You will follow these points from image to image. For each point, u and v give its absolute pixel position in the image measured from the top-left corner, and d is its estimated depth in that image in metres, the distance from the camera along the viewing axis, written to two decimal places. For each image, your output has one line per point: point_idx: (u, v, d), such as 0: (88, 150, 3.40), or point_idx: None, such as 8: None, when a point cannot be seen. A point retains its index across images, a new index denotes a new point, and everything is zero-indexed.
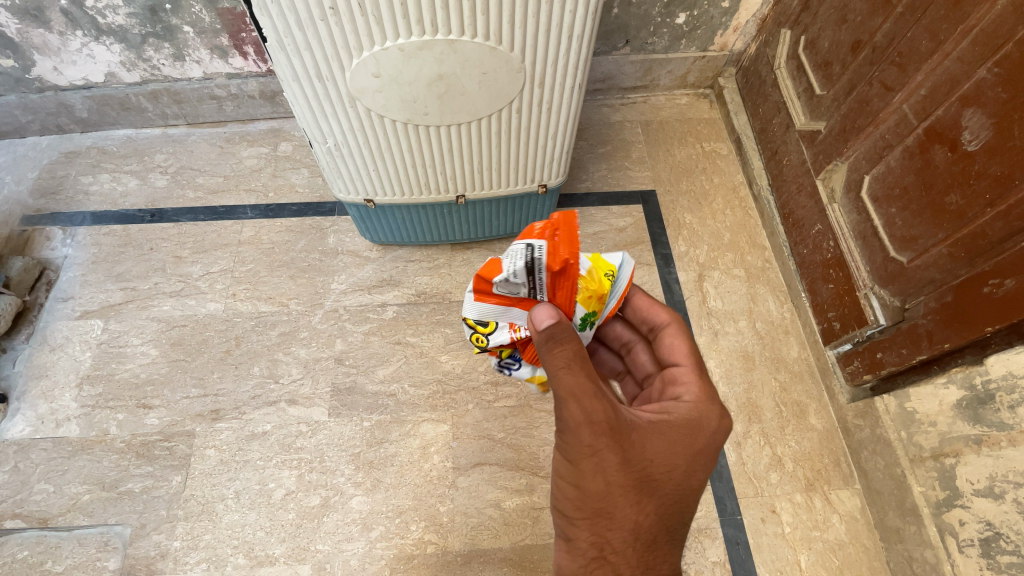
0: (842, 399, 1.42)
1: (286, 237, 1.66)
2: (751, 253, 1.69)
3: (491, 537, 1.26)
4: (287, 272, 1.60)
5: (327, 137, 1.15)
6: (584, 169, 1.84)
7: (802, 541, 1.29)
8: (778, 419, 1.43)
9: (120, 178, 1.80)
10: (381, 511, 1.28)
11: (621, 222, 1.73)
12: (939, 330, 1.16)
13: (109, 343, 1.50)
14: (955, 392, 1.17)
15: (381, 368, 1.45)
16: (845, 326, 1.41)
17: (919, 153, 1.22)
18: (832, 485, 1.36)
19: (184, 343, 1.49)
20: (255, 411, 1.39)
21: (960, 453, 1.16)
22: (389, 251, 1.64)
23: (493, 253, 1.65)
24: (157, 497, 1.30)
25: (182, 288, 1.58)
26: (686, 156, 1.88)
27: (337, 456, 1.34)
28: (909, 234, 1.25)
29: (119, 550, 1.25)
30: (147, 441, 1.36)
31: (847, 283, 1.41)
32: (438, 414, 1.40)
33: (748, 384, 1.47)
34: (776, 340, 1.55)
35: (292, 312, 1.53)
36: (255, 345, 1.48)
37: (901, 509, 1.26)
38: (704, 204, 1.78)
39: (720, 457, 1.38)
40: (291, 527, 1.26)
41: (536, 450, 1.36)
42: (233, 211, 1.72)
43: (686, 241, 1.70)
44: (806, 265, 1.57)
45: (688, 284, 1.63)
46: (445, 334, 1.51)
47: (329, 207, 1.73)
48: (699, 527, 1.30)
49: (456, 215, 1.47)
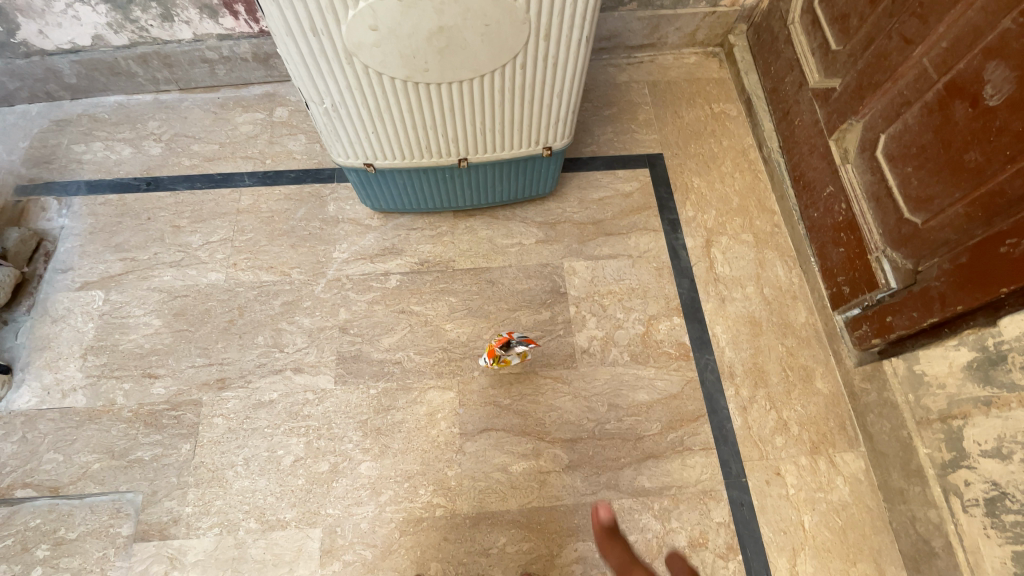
0: (849, 362, 1.42)
1: (285, 205, 1.63)
2: (759, 217, 1.66)
3: (499, 500, 1.28)
4: (288, 241, 1.57)
5: (324, 98, 1.11)
6: (589, 132, 1.78)
7: (806, 502, 1.31)
8: (784, 383, 1.43)
9: (113, 147, 1.76)
10: (390, 476, 1.29)
11: (627, 186, 1.69)
12: (952, 292, 1.14)
13: (111, 314, 1.49)
14: (966, 354, 1.15)
15: (386, 337, 1.44)
16: (854, 290, 1.40)
17: (938, 109, 1.18)
18: (837, 448, 1.36)
19: (186, 313, 1.48)
20: (261, 380, 1.39)
21: (968, 415, 1.15)
22: (390, 219, 1.61)
23: (496, 219, 1.62)
24: (167, 464, 1.31)
25: (182, 258, 1.55)
26: (694, 119, 1.82)
27: (345, 424, 1.34)
28: (924, 194, 1.21)
29: (132, 517, 1.27)
30: (154, 410, 1.36)
31: (858, 246, 1.38)
32: (444, 381, 1.40)
33: (755, 350, 1.47)
34: (784, 305, 1.53)
35: (294, 281, 1.51)
36: (258, 315, 1.47)
37: (905, 471, 1.27)
38: (713, 168, 1.74)
39: (725, 421, 1.38)
40: (300, 492, 1.27)
41: (542, 416, 1.36)
42: (230, 179, 1.68)
43: (694, 205, 1.67)
44: (816, 229, 1.54)
45: (696, 250, 1.60)
46: (449, 303, 1.49)
47: (328, 173, 1.69)
48: (704, 489, 1.31)
49: (459, 181, 1.44)
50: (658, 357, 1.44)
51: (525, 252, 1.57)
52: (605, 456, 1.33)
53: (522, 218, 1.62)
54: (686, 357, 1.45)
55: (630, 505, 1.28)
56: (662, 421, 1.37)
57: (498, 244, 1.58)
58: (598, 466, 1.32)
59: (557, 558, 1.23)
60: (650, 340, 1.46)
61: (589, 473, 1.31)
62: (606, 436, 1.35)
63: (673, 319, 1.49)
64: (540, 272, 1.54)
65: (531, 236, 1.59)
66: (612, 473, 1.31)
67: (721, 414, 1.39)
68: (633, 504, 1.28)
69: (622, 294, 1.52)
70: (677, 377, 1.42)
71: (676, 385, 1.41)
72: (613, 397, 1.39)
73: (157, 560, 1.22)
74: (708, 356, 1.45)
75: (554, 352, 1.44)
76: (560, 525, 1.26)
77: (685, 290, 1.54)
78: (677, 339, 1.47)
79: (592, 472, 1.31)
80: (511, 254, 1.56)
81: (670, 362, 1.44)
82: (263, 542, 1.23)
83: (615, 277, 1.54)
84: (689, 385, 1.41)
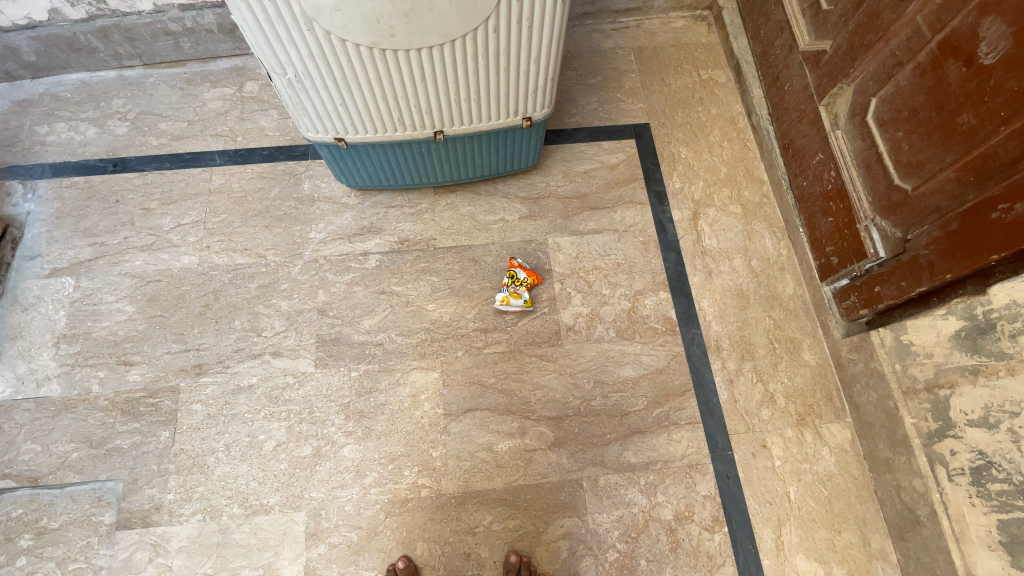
0: (837, 333, 1.41)
1: (259, 184, 1.57)
2: (748, 188, 1.62)
3: (484, 479, 1.27)
4: (262, 222, 1.52)
5: (286, 68, 1.05)
6: (573, 102, 1.72)
7: (792, 473, 1.31)
8: (771, 356, 1.41)
9: (76, 127, 1.68)
10: (374, 459, 1.28)
11: (613, 158, 1.64)
12: (941, 260, 1.12)
13: (83, 301, 1.44)
14: (954, 323, 1.14)
15: (367, 319, 1.41)
16: (843, 260, 1.37)
17: (931, 70, 1.13)
18: (823, 419, 1.36)
19: (160, 299, 1.43)
20: (240, 365, 1.36)
21: (955, 384, 1.14)
22: (368, 197, 1.56)
23: (478, 195, 1.57)
24: (146, 452, 1.28)
25: (154, 242, 1.50)
26: (681, 86, 1.76)
27: (327, 407, 1.32)
28: (915, 159, 1.18)
29: (113, 505, 1.25)
30: (131, 398, 1.33)
31: (847, 215, 1.35)
32: (427, 362, 1.37)
33: (742, 323, 1.45)
34: (772, 277, 1.50)
35: (271, 263, 1.47)
36: (235, 299, 1.43)
37: (891, 441, 1.27)
38: (701, 137, 1.69)
39: (712, 395, 1.37)
40: (284, 476, 1.26)
41: (527, 394, 1.35)
42: (200, 158, 1.62)
43: (681, 176, 1.62)
44: (805, 198, 1.51)
45: (683, 222, 1.56)
46: (431, 282, 1.46)
47: (303, 150, 1.63)
48: (691, 463, 1.30)
49: (437, 155, 1.39)
50: (644, 332, 1.42)
51: (508, 228, 1.53)
52: (592, 433, 1.31)
53: (504, 194, 1.57)
54: (672, 332, 1.43)
55: (616, 481, 1.28)
56: (649, 396, 1.35)
57: (480, 221, 1.53)
58: (584, 443, 1.30)
59: (543, 534, 1.23)
60: (637, 316, 1.44)
61: (575, 450, 1.30)
62: (592, 413, 1.33)
63: (659, 294, 1.47)
64: (523, 249, 1.50)
65: (514, 212, 1.55)
66: (599, 450, 1.30)
67: (707, 388, 1.37)
68: (620, 479, 1.28)
69: (608, 270, 1.49)
70: (663, 352, 1.40)
71: (662, 360, 1.39)
72: (599, 374, 1.37)
73: (140, 547, 1.21)
74: (695, 330, 1.43)
75: (538, 330, 1.41)
76: (546, 502, 1.26)
77: (672, 264, 1.50)
78: (663, 314, 1.44)
79: (578, 449, 1.30)
80: (494, 231, 1.52)
81: (657, 337, 1.42)
82: (247, 527, 1.22)
83: (601, 252, 1.51)
84: (676, 359, 1.39)
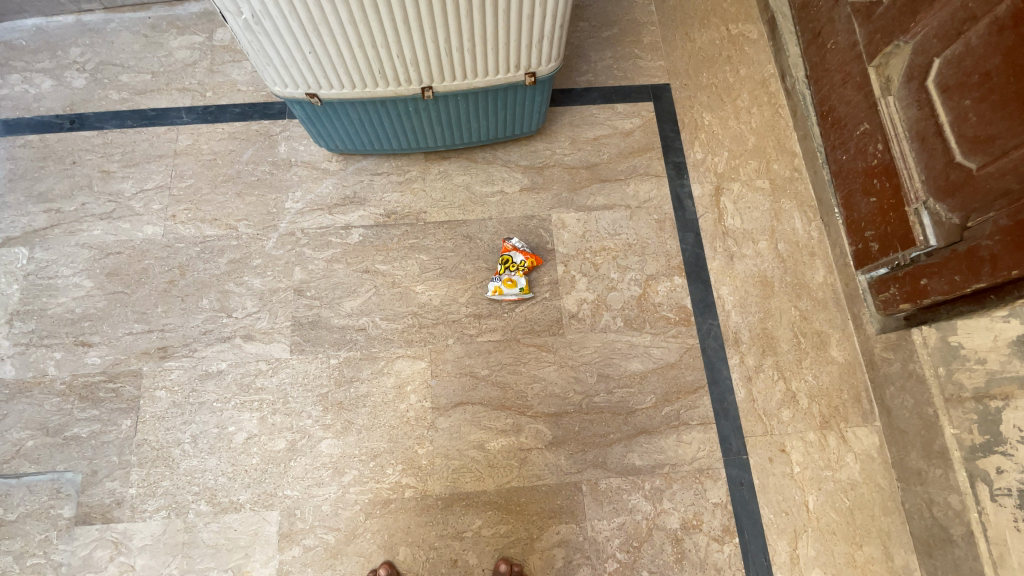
0: (871, 329, 1.26)
1: (229, 146, 1.41)
2: (778, 160, 1.44)
3: (474, 481, 1.16)
4: (233, 188, 1.37)
5: (241, 6, 0.90)
6: (584, 58, 1.53)
7: (812, 481, 1.19)
8: (795, 351, 1.28)
9: (30, 79, 1.50)
10: (353, 455, 1.17)
11: (627, 123, 1.46)
12: (1007, 254, 0.98)
13: (37, 274, 1.30)
14: (1016, 328, 1.00)
15: (348, 301, 1.27)
16: (884, 248, 1.22)
17: (1012, 26, 0.94)
18: (849, 422, 1.24)
19: (121, 273, 1.30)
20: (208, 349, 1.23)
21: (1010, 397, 1.01)
22: (351, 162, 1.39)
23: (475, 163, 1.40)
24: (107, 443, 1.18)
25: (114, 209, 1.35)
26: (707, 42, 1.56)
27: (302, 398, 1.20)
28: (983, 134, 1.01)
29: (73, 498, 1.15)
30: (89, 382, 1.21)
31: (893, 196, 1.18)
32: (414, 350, 1.24)
33: (764, 313, 1.30)
34: (800, 263, 1.35)
35: (242, 236, 1.32)
36: (202, 275, 1.29)
37: (926, 451, 1.15)
38: (727, 102, 1.50)
39: (727, 394, 1.24)
40: (255, 472, 1.15)
41: (523, 388, 1.22)
42: (166, 115, 1.44)
43: (703, 146, 1.44)
44: (843, 174, 1.33)
45: (703, 199, 1.39)
46: (420, 262, 1.31)
47: (279, 108, 1.45)
48: (701, 467, 1.18)
49: (427, 115, 1.22)
50: (655, 322, 1.28)
51: (507, 202, 1.37)
52: (593, 433, 1.19)
53: (504, 162, 1.40)
54: (687, 322, 1.28)
55: (619, 486, 1.16)
56: (658, 393, 1.23)
57: (476, 192, 1.37)
58: (585, 444, 1.19)
59: (537, 541, 1.13)
60: (648, 303, 1.29)
61: (575, 451, 1.18)
62: (595, 411, 1.21)
63: (674, 280, 1.32)
64: (523, 225, 1.35)
65: (514, 183, 1.38)
66: (601, 451, 1.18)
67: (723, 386, 1.24)
68: (622, 484, 1.16)
69: (617, 251, 1.33)
70: (676, 344, 1.26)
71: (674, 353, 1.26)
72: (604, 367, 1.24)
73: (101, 545, 1.12)
74: (712, 321, 1.29)
75: (538, 317, 1.27)
76: (541, 506, 1.15)
77: (689, 246, 1.35)
78: (678, 302, 1.30)
79: (578, 449, 1.18)
80: (491, 205, 1.36)
81: (669, 328, 1.28)
82: (215, 525, 1.12)
83: (610, 231, 1.35)
84: (689, 353, 1.26)
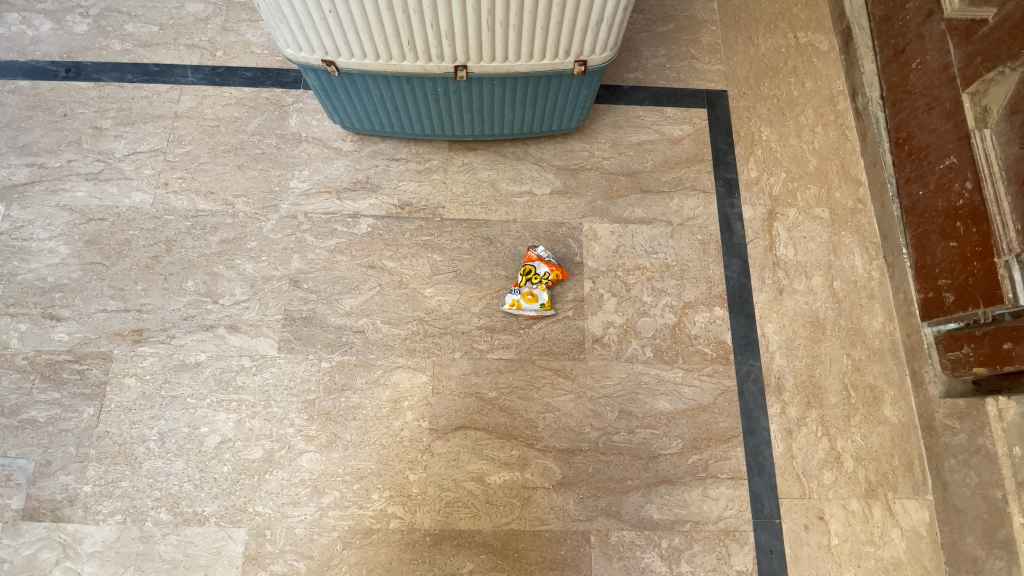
0: (934, 391, 1.11)
1: (235, 113, 1.27)
2: (841, 187, 1.28)
3: (469, 517, 1.03)
4: (234, 160, 1.23)
5: None
6: (634, 54, 1.38)
7: (851, 557, 1.04)
8: (844, 406, 1.12)
9: (29, 20, 1.35)
10: (336, 475, 1.03)
11: (676, 130, 1.31)
12: None
13: (10, 234, 1.17)
14: None
15: (348, 299, 1.14)
16: (962, 301, 1.06)
17: None
18: (898, 492, 1.08)
19: (101, 242, 1.17)
20: (187, 337, 1.11)
21: None
22: (367, 144, 1.26)
23: (503, 158, 1.26)
24: (65, 431, 1.05)
25: (102, 170, 1.22)
26: (773, 48, 1.40)
27: (286, 403, 1.07)
28: None
29: (22, 489, 1.02)
30: (54, 361, 1.09)
31: (979, 243, 1.03)
32: (416, 361, 1.10)
33: (813, 359, 1.15)
34: (857, 306, 1.19)
35: (239, 214, 1.19)
36: (191, 254, 1.16)
37: (986, 537, 1.00)
38: (789, 116, 1.34)
39: (764, 447, 1.09)
40: (225, 482, 1.02)
41: (534, 417, 1.08)
42: (169, 73, 1.31)
43: (759, 164, 1.29)
44: (916, 211, 1.17)
45: (754, 223, 1.24)
46: (431, 261, 1.17)
47: (294, 77, 1.31)
48: (726, 528, 1.04)
49: (456, 99, 1.08)
50: (689, 357, 1.14)
51: (535, 205, 1.22)
52: (608, 477, 1.05)
53: (535, 159, 1.26)
54: (724, 360, 1.14)
55: (632, 540, 1.03)
56: (685, 437, 1.09)
57: (502, 190, 1.23)
58: (597, 488, 1.05)
59: None
60: (682, 334, 1.15)
61: (585, 496, 1.04)
62: (612, 451, 1.07)
63: (714, 310, 1.17)
64: (551, 233, 1.20)
65: (544, 184, 1.24)
66: (615, 499, 1.04)
67: (759, 437, 1.10)
68: (636, 538, 1.03)
69: (653, 271, 1.19)
70: (710, 385, 1.12)
71: (707, 395, 1.11)
72: (626, 404, 1.10)
73: (47, 546, 1.00)
74: (753, 362, 1.14)
75: (557, 338, 1.13)
76: (540, 556, 1.01)
77: (734, 274, 1.20)
78: (717, 336, 1.15)
79: (590, 494, 1.05)
80: (517, 206, 1.22)
81: (703, 365, 1.13)
82: (174, 538, 1.00)
83: (647, 249, 1.21)
84: (724, 396, 1.11)
